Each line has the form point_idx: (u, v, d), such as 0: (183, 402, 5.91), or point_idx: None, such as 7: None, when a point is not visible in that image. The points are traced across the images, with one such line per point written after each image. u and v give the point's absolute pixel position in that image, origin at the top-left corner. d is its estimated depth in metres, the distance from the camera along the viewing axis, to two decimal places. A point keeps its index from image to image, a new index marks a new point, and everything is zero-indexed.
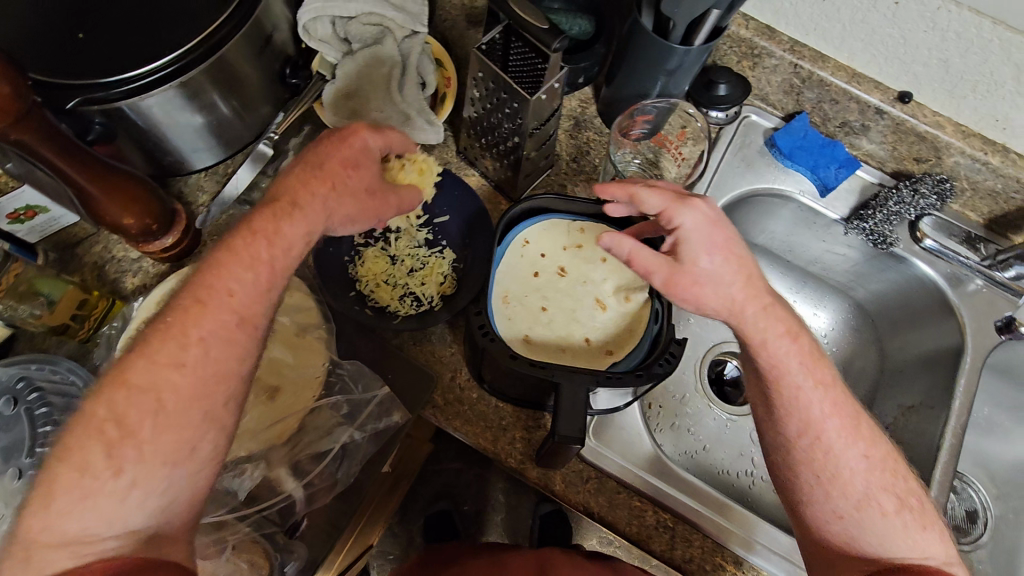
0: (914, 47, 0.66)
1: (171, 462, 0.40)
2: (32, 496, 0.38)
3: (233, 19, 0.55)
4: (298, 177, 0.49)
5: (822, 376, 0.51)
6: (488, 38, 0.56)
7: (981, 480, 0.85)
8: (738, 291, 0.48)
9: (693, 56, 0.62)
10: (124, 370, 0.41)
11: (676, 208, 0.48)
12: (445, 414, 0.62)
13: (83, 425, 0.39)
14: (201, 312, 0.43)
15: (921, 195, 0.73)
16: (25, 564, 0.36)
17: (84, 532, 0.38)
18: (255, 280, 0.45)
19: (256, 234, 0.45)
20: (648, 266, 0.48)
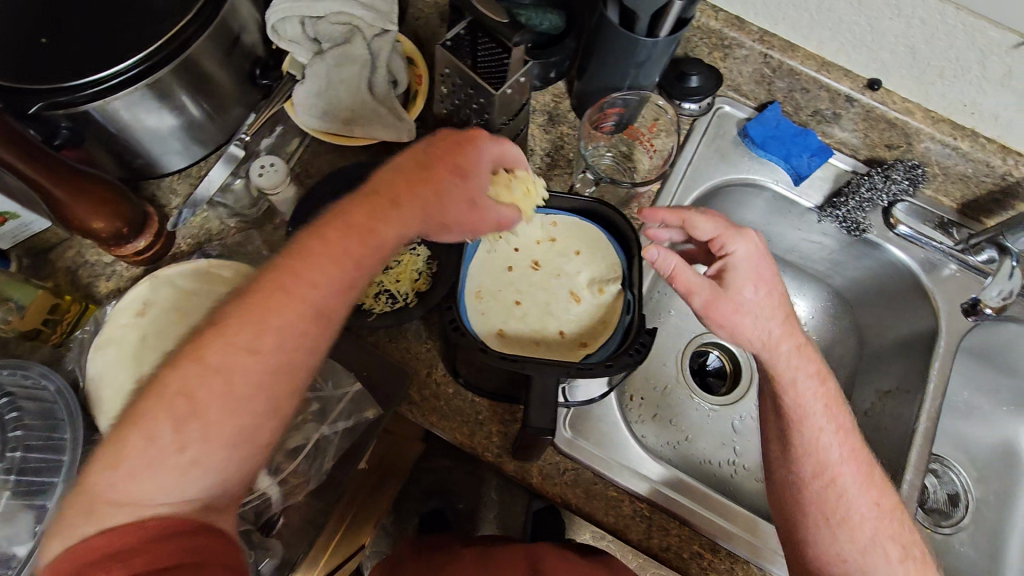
0: (881, 35, 0.66)
1: (231, 442, 0.41)
2: (102, 454, 0.39)
3: (197, 21, 0.55)
4: (393, 175, 0.50)
5: (842, 422, 0.57)
6: (454, 34, 0.56)
7: (961, 463, 0.86)
8: (775, 325, 0.54)
9: (659, 49, 0.62)
10: (201, 348, 0.41)
11: (732, 237, 0.55)
12: (422, 410, 0.63)
13: (157, 395, 0.40)
14: (284, 300, 0.44)
15: (893, 181, 0.73)
16: (88, 519, 0.36)
17: (144, 495, 0.37)
18: (338, 277, 0.46)
19: (352, 231, 0.47)
20: (694, 287, 0.53)
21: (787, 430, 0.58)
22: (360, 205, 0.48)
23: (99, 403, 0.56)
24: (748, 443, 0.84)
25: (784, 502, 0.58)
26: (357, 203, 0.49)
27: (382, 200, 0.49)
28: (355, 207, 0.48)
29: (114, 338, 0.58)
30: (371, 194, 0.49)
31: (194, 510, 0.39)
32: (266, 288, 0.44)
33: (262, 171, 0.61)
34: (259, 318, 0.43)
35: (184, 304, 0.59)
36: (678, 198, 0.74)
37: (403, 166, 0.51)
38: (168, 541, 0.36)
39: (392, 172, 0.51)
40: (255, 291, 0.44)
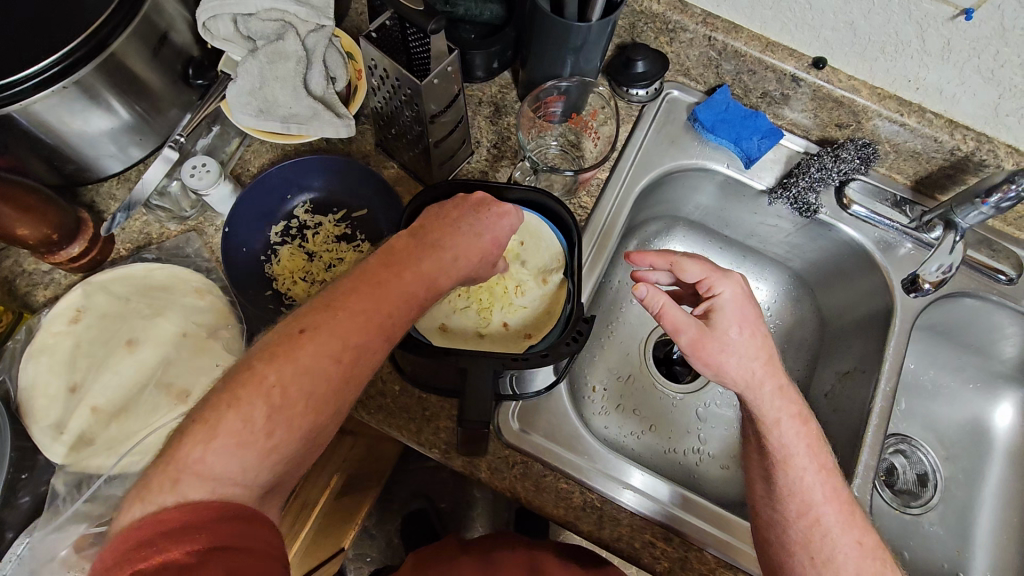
0: (820, 12, 0.65)
1: (302, 437, 0.43)
2: (194, 428, 0.40)
3: (115, 19, 0.54)
4: (455, 229, 0.51)
5: (824, 462, 0.56)
6: (377, 26, 0.56)
7: (930, 442, 0.84)
8: (759, 366, 0.55)
9: (594, 34, 0.61)
10: (295, 349, 0.43)
11: (718, 279, 0.57)
12: (367, 408, 0.62)
13: (252, 381, 0.42)
14: (362, 319, 0.45)
15: (843, 160, 0.72)
16: (169, 488, 0.37)
17: (221, 472, 0.39)
18: (409, 305, 0.48)
19: (421, 275, 0.49)
20: (681, 325, 0.53)
21: (769, 469, 0.56)
22: (422, 255, 0.50)
23: (32, 412, 0.54)
24: (713, 430, 0.83)
25: (766, 543, 0.56)
26: (416, 248, 0.50)
27: (442, 254, 0.50)
28: (419, 254, 0.50)
29: (48, 346, 0.57)
30: (434, 246, 0.50)
31: (257, 497, 0.40)
32: (349, 306, 0.46)
33: (194, 172, 0.60)
34: (347, 338, 0.44)
35: (121, 310, 0.59)
36: (627, 184, 0.74)
37: (465, 221, 0.52)
38: (232, 523, 0.37)
39: (451, 222, 0.52)
40: (339, 307, 0.45)
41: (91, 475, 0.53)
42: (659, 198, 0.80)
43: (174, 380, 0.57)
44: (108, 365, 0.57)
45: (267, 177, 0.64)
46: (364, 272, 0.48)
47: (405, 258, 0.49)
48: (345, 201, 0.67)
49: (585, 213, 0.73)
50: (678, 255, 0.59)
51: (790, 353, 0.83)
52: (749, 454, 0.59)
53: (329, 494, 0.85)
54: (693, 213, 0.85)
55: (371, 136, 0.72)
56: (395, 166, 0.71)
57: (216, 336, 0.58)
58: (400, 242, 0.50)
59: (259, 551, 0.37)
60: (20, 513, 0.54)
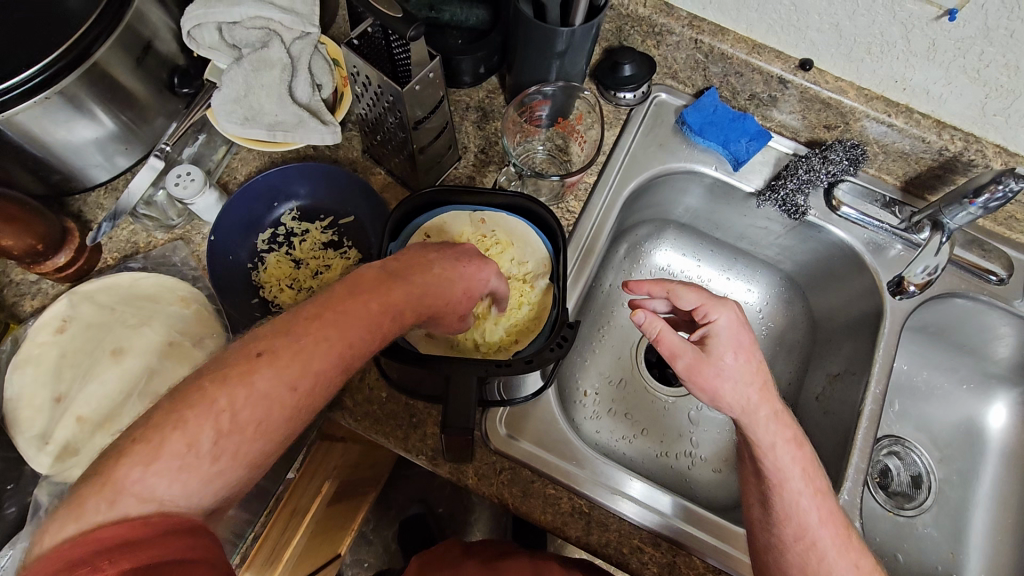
0: (805, 14, 0.65)
1: (248, 463, 0.42)
2: (133, 447, 0.39)
3: (98, 28, 0.55)
4: (429, 269, 0.52)
5: (819, 486, 0.55)
6: (359, 33, 0.55)
7: (923, 443, 0.84)
8: (755, 392, 0.54)
9: (578, 37, 0.61)
10: (250, 373, 0.42)
11: (714, 306, 0.57)
12: (354, 415, 0.62)
13: (197, 402, 0.40)
14: (320, 349, 0.44)
15: (831, 161, 0.72)
16: (108, 506, 0.36)
17: (166, 493, 0.38)
18: (373, 337, 0.47)
19: (386, 309, 0.48)
20: (678, 350, 0.54)
21: (766, 494, 0.56)
22: (393, 287, 0.49)
23: (17, 423, 0.54)
24: (706, 433, 0.82)
25: (764, 565, 0.56)
26: (388, 278, 0.49)
27: (415, 289, 0.50)
28: (382, 287, 0.49)
29: (33, 357, 0.57)
30: (397, 278, 0.49)
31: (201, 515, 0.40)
32: (310, 331, 0.44)
33: (179, 181, 0.60)
34: (307, 366, 0.44)
35: (105, 320, 0.58)
36: (616, 188, 0.74)
37: (441, 263, 0.53)
38: (171, 536, 0.37)
39: (426, 260, 0.52)
40: (304, 332, 0.44)
41: (74, 486, 0.53)
42: (648, 202, 0.80)
43: (158, 390, 0.56)
44: (91, 376, 0.56)
45: (253, 184, 0.63)
46: (332, 295, 0.47)
47: (375, 288, 0.48)
48: (333, 208, 0.67)
49: (573, 218, 0.72)
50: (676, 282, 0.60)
51: (781, 356, 0.82)
52: (746, 476, 0.59)
53: (322, 501, 0.85)
54: (683, 216, 0.85)
55: (359, 142, 0.72)
56: (383, 172, 0.71)
57: (200, 345, 0.58)
58: (370, 272, 0.49)
59: (205, 563, 0.37)
60: (5, 523, 0.54)
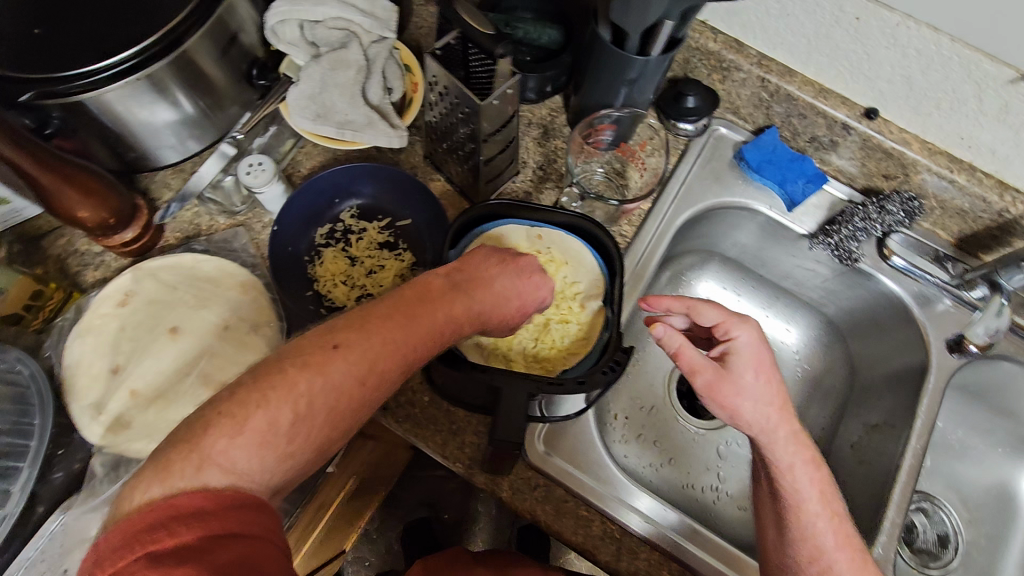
0: (877, 64, 0.66)
1: (315, 447, 0.44)
2: (219, 419, 0.40)
3: (190, 18, 0.56)
4: (490, 284, 0.54)
5: (837, 509, 0.55)
6: (443, 43, 0.57)
7: (954, 503, 0.82)
8: (774, 412, 0.53)
9: (651, 68, 0.62)
10: (327, 363, 0.43)
11: (735, 323, 0.56)
12: (395, 416, 0.62)
13: (283, 385, 0.42)
14: (392, 350, 0.46)
15: (888, 213, 0.72)
16: (192, 472, 0.38)
17: (242, 466, 0.39)
18: (437, 347, 0.50)
19: (452, 319, 0.51)
20: (696, 367, 0.54)
21: (781, 512, 0.55)
22: (459, 299, 0.51)
23: (74, 390, 0.55)
24: (733, 469, 0.82)
25: None
26: (455, 291, 0.52)
27: (478, 307, 0.53)
28: (451, 298, 0.51)
29: (94, 327, 0.58)
30: (466, 290, 0.52)
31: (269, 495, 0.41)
32: (384, 330, 0.46)
33: (250, 170, 0.61)
34: (376, 363, 0.45)
35: (166, 298, 0.60)
36: (669, 217, 0.74)
37: (501, 279, 0.55)
38: (243, 510, 0.38)
39: (488, 275, 0.54)
40: (375, 328, 0.46)
41: (127, 457, 0.54)
42: (700, 233, 0.81)
43: (212, 372, 0.57)
44: (150, 351, 0.58)
45: (318, 180, 0.65)
46: (397, 298, 0.49)
47: (440, 299, 0.51)
48: (391, 208, 0.68)
49: (625, 243, 0.73)
50: (695, 299, 0.60)
51: (816, 399, 0.82)
52: (761, 497, 0.59)
53: (344, 496, 0.85)
54: (730, 251, 0.86)
55: (421, 147, 0.73)
56: (443, 179, 0.72)
57: (257, 332, 0.59)
58: (437, 282, 0.52)
59: (270, 545, 0.38)
60: (52, 489, 0.54)
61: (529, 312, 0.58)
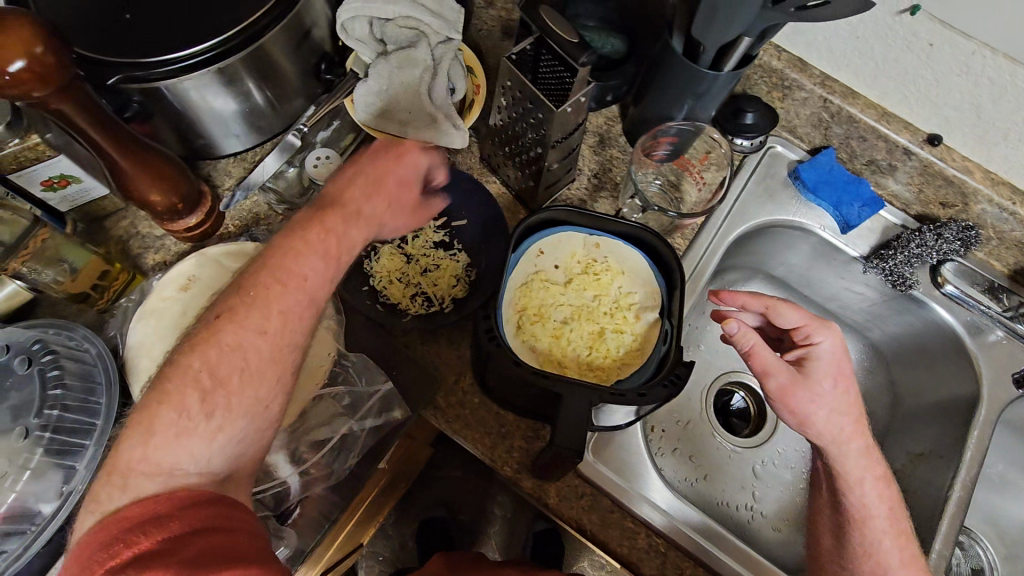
0: (947, 90, 0.65)
1: (248, 411, 0.45)
2: (130, 433, 0.42)
3: (275, 11, 0.56)
4: (358, 186, 0.52)
5: (903, 527, 0.57)
6: (519, 48, 0.57)
7: (990, 538, 0.82)
8: (848, 424, 0.56)
9: (720, 83, 0.62)
10: (215, 333, 0.45)
11: (818, 328, 0.57)
12: (446, 416, 0.63)
13: (180, 374, 0.43)
14: (279, 292, 0.46)
15: (945, 240, 0.71)
16: (121, 491, 0.40)
17: (172, 463, 0.41)
18: (326, 266, 0.49)
19: (329, 232, 0.49)
20: (770, 369, 0.55)
21: (844, 526, 0.58)
22: (325, 213, 0.50)
23: (136, 372, 0.56)
24: (768, 489, 0.82)
25: None
26: (315, 216, 0.50)
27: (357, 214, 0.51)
28: (318, 219, 0.49)
29: (156, 310, 0.58)
30: (331, 208, 0.50)
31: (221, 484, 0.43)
32: (256, 283, 0.46)
33: None
34: (269, 305, 0.46)
35: (227, 283, 0.60)
36: (722, 231, 0.75)
37: (362, 174, 0.52)
38: (193, 507, 0.40)
39: (353, 185, 0.51)
40: (256, 280, 0.46)
41: None
42: (751, 251, 0.80)
43: None
44: None
45: None
46: (271, 247, 0.48)
47: (311, 225, 0.49)
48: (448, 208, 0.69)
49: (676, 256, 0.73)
50: (774, 298, 0.60)
51: None
52: (819, 507, 0.62)
53: (376, 491, 0.85)
54: (778, 271, 0.85)
55: (478, 149, 0.74)
56: (499, 181, 0.72)
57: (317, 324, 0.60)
58: (304, 215, 0.50)
59: (224, 529, 0.40)
60: None
61: (411, 182, 0.54)
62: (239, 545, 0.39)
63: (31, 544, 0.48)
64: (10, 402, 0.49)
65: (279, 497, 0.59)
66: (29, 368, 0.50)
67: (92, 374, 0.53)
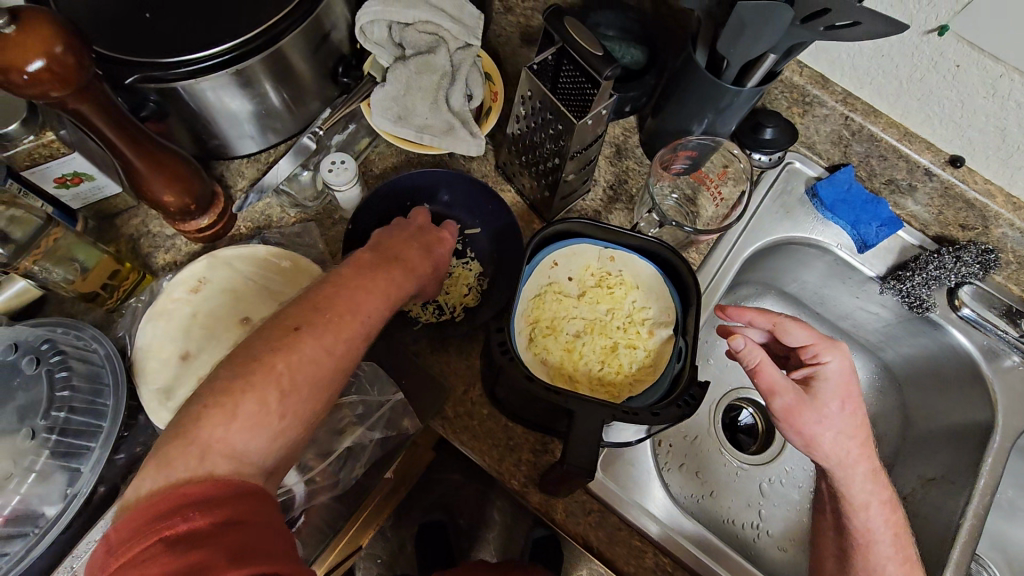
0: (971, 112, 0.64)
1: (304, 423, 0.44)
2: (208, 409, 0.40)
3: (295, 14, 0.56)
4: (411, 245, 0.55)
5: (909, 555, 0.57)
6: (541, 59, 0.56)
7: (999, 565, 0.81)
8: (854, 446, 0.55)
9: (741, 99, 0.61)
10: (297, 341, 0.43)
11: (827, 348, 0.56)
12: (453, 426, 0.62)
13: (261, 370, 0.42)
14: (350, 322, 0.46)
15: (964, 263, 0.71)
16: (194, 462, 0.38)
17: (241, 450, 0.40)
18: (387, 310, 0.50)
19: (393, 279, 0.51)
20: (779, 388, 0.53)
21: (850, 551, 0.58)
22: (391, 263, 0.52)
23: (144, 374, 0.56)
24: (775, 508, 0.81)
25: None
26: (382, 261, 0.51)
27: (411, 266, 0.53)
28: (386, 266, 0.51)
29: (166, 311, 0.58)
30: (395, 257, 0.52)
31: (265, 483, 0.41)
32: (335, 306, 0.46)
33: (333, 168, 0.61)
34: (341, 333, 0.46)
35: (238, 287, 0.59)
36: (737, 248, 0.74)
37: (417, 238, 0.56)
38: (249, 498, 0.38)
39: (409, 243, 0.55)
40: (331, 303, 0.46)
41: None
42: (765, 267, 0.79)
43: None
44: (222, 339, 0.58)
45: (394, 182, 0.65)
46: (340, 276, 0.49)
47: (374, 266, 0.51)
48: (464, 218, 0.69)
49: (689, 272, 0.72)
50: (781, 315, 0.58)
51: None
52: (824, 531, 0.62)
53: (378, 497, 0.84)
54: (791, 288, 0.84)
55: (494, 157, 0.73)
56: (514, 191, 0.72)
57: None
58: (365, 256, 0.52)
59: (277, 529, 0.38)
60: (115, 470, 0.54)
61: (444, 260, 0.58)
62: (287, 548, 0.37)
63: (35, 545, 0.48)
64: (16, 402, 0.48)
65: (284, 506, 0.59)
66: (37, 368, 0.50)
67: (99, 375, 0.52)
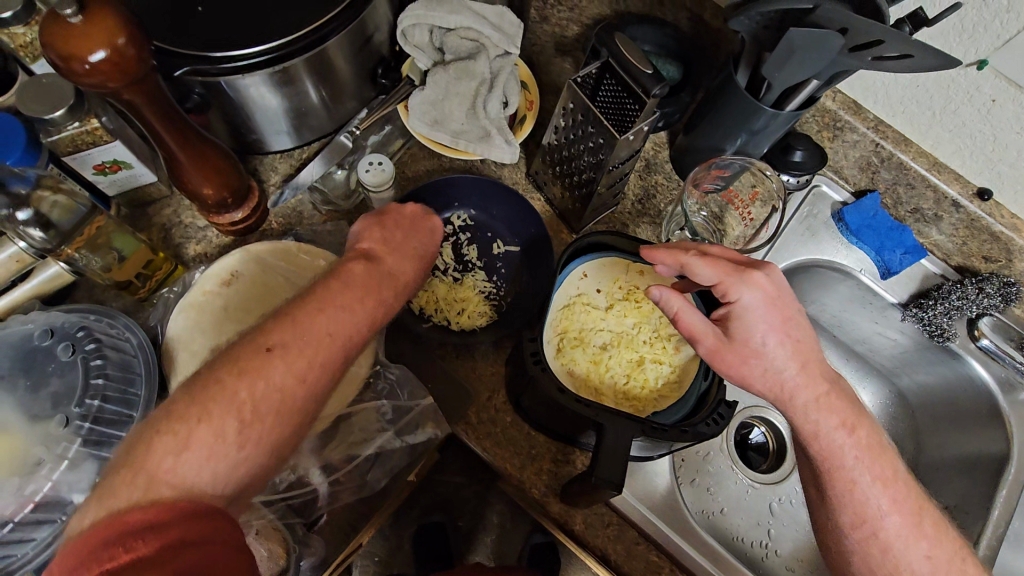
0: (1003, 147, 0.66)
1: (270, 452, 0.41)
2: (162, 436, 0.38)
3: (342, 16, 0.56)
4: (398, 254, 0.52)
5: (885, 474, 0.51)
6: (584, 72, 0.57)
7: None
8: (790, 374, 0.48)
9: (779, 121, 0.62)
10: (265, 366, 0.41)
11: (734, 283, 0.48)
12: (476, 432, 0.62)
13: (220, 397, 0.39)
14: (319, 346, 0.43)
15: (986, 294, 0.71)
16: (141, 493, 0.35)
17: (195, 482, 0.37)
18: (366, 327, 0.47)
19: (374, 296, 0.48)
20: (697, 334, 0.49)
21: (821, 484, 0.52)
22: (380, 283, 0.49)
23: (176, 365, 0.56)
24: (784, 528, 0.81)
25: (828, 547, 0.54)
26: (368, 277, 0.48)
27: (397, 281, 0.50)
28: (372, 284, 0.48)
29: (198, 303, 0.58)
30: (387, 274, 0.50)
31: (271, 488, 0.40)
32: (314, 324, 0.43)
33: (370, 168, 0.62)
34: (315, 356, 0.43)
35: (269, 282, 0.59)
36: None
37: (405, 242, 0.53)
38: (196, 522, 0.35)
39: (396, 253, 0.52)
40: (303, 322, 0.43)
41: None
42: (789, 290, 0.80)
43: None
44: None
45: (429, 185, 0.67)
46: (323, 293, 0.46)
47: (363, 287, 0.47)
48: (496, 231, 0.69)
49: None
50: (692, 250, 0.51)
51: None
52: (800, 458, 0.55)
53: None
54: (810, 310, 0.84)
55: (524, 165, 0.73)
56: (543, 200, 0.72)
57: None
58: (355, 268, 0.48)
59: (234, 548, 0.35)
60: None
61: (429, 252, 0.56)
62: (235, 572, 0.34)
63: (61, 534, 0.47)
64: (52, 387, 0.48)
65: (308, 505, 0.59)
66: (72, 355, 0.50)
67: (130, 365, 0.53)
